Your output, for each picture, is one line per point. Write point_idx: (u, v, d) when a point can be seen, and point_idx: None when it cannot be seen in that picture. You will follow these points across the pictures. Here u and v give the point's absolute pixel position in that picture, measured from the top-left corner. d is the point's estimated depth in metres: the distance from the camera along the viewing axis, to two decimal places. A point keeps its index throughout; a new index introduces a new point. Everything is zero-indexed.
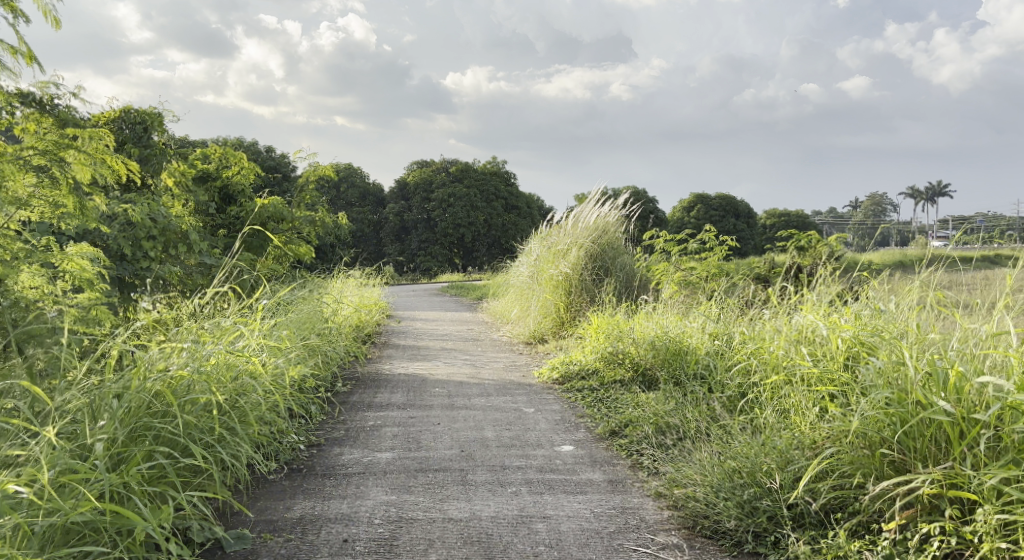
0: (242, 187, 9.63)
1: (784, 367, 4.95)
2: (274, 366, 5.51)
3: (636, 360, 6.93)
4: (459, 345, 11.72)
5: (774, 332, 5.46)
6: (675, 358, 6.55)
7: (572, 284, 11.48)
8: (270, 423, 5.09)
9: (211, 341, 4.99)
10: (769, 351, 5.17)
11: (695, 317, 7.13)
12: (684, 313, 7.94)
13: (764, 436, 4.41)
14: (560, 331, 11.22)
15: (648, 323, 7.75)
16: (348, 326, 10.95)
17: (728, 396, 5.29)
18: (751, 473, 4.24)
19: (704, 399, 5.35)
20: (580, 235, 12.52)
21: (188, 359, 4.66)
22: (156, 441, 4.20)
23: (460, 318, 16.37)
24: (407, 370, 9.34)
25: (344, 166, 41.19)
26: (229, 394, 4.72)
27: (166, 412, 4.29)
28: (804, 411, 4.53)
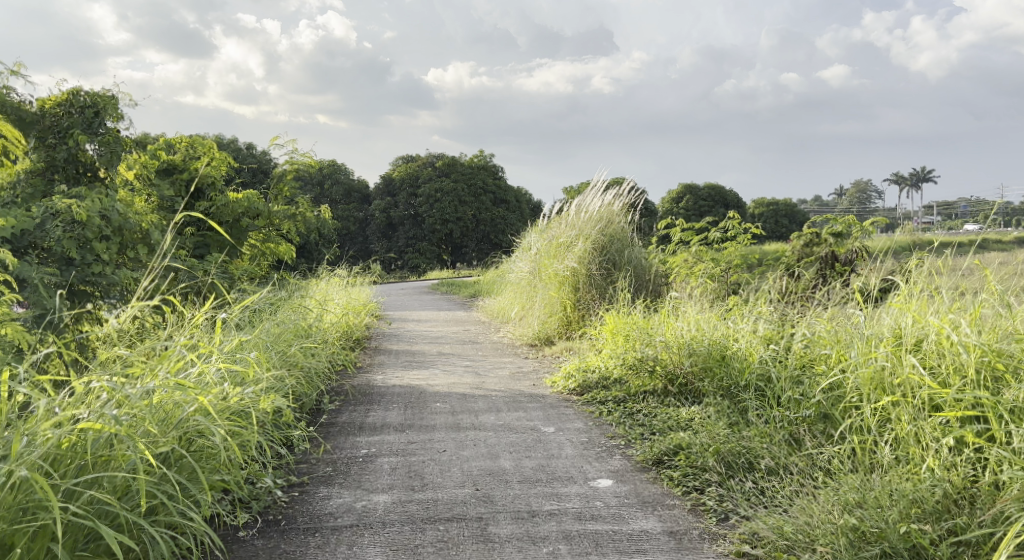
0: (212, 179, 8.65)
1: (892, 387, 4.11)
2: (240, 394, 4.55)
3: (669, 367, 5.99)
4: (457, 348, 10.75)
5: (857, 337, 4.58)
6: (719, 365, 5.61)
7: (579, 280, 10.54)
8: (237, 465, 4.16)
9: (149, 372, 4.03)
10: (859, 363, 4.28)
11: (735, 316, 6.19)
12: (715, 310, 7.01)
13: (896, 485, 3.60)
14: (570, 333, 10.28)
15: (676, 323, 6.81)
16: (335, 332, 9.97)
17: (800, 417, 4.39)
18: (885, 538, 3.44)
19: (776, 422, 4.44)
20: (584, 226, 11.57)
21: (115, 406, 3.75)
22: (55, 530, 3.40)
23: (455, 319, 15.37)
24: (401, 380, 8.38)
25: (328, 163, 40.12)
26: (171, 446, 3.81)
27: (70, 490, 3.46)
28: (937, 450, 3.71)
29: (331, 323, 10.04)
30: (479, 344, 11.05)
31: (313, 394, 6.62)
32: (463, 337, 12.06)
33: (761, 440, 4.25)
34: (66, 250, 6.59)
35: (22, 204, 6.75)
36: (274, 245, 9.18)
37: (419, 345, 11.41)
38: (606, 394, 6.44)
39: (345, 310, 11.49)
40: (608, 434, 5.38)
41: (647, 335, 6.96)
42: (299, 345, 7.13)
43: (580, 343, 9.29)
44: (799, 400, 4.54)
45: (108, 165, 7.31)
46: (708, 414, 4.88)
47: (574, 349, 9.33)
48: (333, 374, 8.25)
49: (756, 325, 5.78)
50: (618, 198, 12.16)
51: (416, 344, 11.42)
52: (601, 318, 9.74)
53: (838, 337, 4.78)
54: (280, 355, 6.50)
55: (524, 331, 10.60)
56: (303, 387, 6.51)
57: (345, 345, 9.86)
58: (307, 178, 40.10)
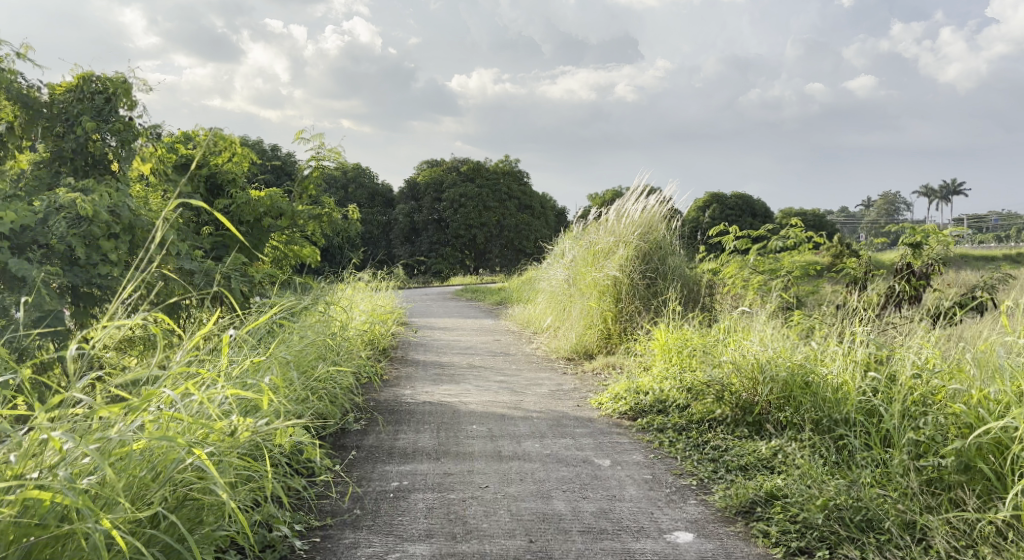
0: (233, 176, 8.06)
1: None
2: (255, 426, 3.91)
3: (741, 395, 5.29)
4: (489, 361, 10.05)
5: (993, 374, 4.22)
6: (803, 394, 4.92)
7: (621, 291, 9.83)
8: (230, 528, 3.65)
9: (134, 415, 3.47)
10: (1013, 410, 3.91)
11: (814, 338, 5.50)
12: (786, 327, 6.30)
13: None
14: (612, 348, 9.57)
15: (742, 341, 6.12)
16: (360, 343, 9.31)
17: (930, 465, 3.93)
18: None
19: (900, 470, 3.98)
20: (625, 231, 10.87)
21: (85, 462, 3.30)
22: None
23: (483, 328, 14.69)
24: (432, 396, 7.73)
25: (353, 166, 39.60)
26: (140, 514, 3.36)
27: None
28: None
29: (355, 334, 9.38)
30: (512, 357, 10.35)
31: (337, 414, 5.96)
32: (494, 349, 11.36)
33: (896, 501, 3.81)
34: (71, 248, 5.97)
35: (25, 198, 6.13)
36: (298, 247, 8.53)
37: (449, 356, 10.72)
38: (667, 425, 5.74)
39: (372, 318, 10.81)
40: (676, 474, 4.70)
41: (712, 356, 6.26)
42: (322, 359, 6.49)
43: (627, 361, 8.57)
44: (926, 444, 4.06)
45: (121, 157, 6.66)
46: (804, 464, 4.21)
47: (620, 367, 8.62)
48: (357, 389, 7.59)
49: (846, 351, 5.05)
50: (661, 203, 11.43)
51: (445, 355, 10.74)
52: (648, 333, 9.02)
53: (964, 369, 4.37)
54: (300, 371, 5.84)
55: (561, 345, 9.90)
56: (326, 407, 5.85)
57: (372, 358, 9.20)
58: (331, 181, 39.61)
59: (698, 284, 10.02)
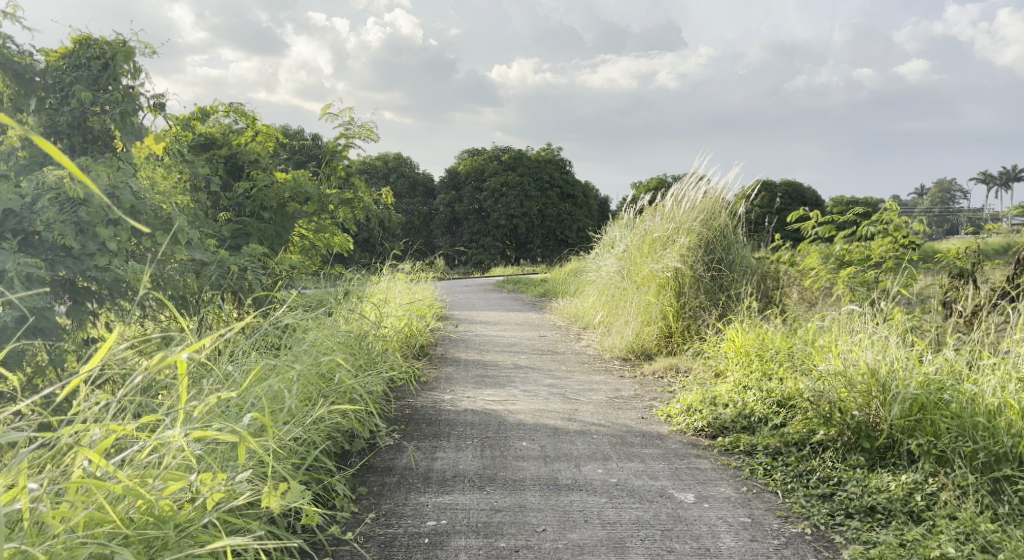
0: (256, 155, 7.04)
1: None
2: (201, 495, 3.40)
3: (855, 415, 4.41)
4: (536, 361, 9.14)
5: None
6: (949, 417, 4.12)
7: (683, 283, 8.86)
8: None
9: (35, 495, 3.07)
10: None
11: (942, 352, 4.60)
12: (894, 330, 5.36)
13: None
14: (674, 349, 8.61)
15: (842, 347, 5.17)
16: (393, 342, 8.44)
17: None
18: None
19: None
20: (685, 217, 9.90)
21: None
22: None
23: (527, 323, 13.77)
24: (474, 403, 6.84)
25: (393, 155, 38.80)
26: None
27: None
28: None
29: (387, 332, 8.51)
30: (562, 357, 9.42)
31: (364, 432, 5.07)
32: (542, 346, 10.44)
33: None
34: (62, 237, 5.05)
35: (11, 180, 5.24)
36: (327, 237, 7.65)
37: (492, 355, 9.82)
38: (757, 448, 4.79)
39: (409, 314, 9.92)
40: (782, 518, 3.80)
41: (811, 367, 5.33)
42: (348, 366, 5.62)
43: (695, 366, 7.61)
44: None
45: (126, 132, 5.67)
46: (973, 525, 3.53)
47: (686, 371, 7.66)
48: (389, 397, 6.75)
49: (999, 366, 4.39)
50: (724, 187, 10.42)
51: (488, 354, 9.83)
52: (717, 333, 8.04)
53: None
54: (322, 383, 4.93)
55: (616, 344, 8.95)
56: (351, 424, 4.96)
57: (406, 358, 8.34)
58: (370, 170, 38.87)
59: (768, 277, 9.03)
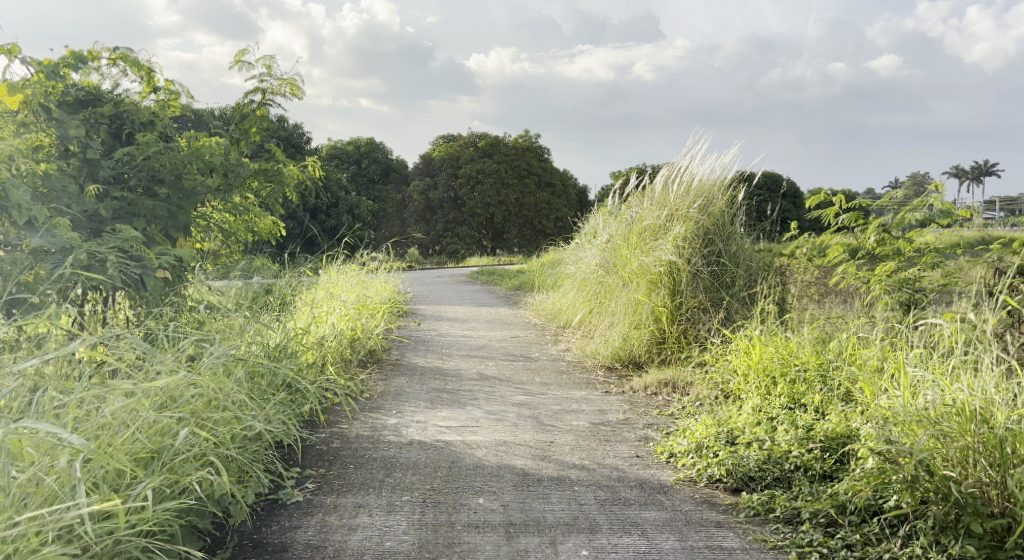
0: (146, 114, 5.75)
1: None
2: None
3: (963, 486, 3.36)
4: (505, 370, 7.74)
5: None
6: None
7: (678, 280, 7.53)
8: None
9: None
10: None
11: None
12: (961, 360, 4.20)
13: None
14: (670, 360, 7.29)
15: (906, 385, 3.90)
16: (330, 351, 6.97)
17: None
18: None
19: None
20: (678, 202, 8.56)
21: None
22: None
23: (500, 320, 12.37)
24: (425, 430, 5.44)
25: (365, 140, 37.20)
26: None
27: None
28: None
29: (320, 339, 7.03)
30: (536, 365, 8.02)
31: (240, 494, 3.75)
32: (513, 351, 9.03)
33: None
34: None
35: None
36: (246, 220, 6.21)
37: (455, 361, 8.41)
38: (801, 514, 3.62)
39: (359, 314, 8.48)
40: None
41: (872, 413, 3.98)
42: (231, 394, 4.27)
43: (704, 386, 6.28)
44: None
45: None
46: None
47: (688, 391, 6.33)
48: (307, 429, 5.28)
49: None
50: (721, 168, 9.08)
51: (450, 360, 8.42)
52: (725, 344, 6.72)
53: None
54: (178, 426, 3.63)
55: (599, 350, 7.60)
56: (220, 484, 3.65)
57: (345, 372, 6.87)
58: (341, 155, 37.24)
59: (776, 274, 7.72)
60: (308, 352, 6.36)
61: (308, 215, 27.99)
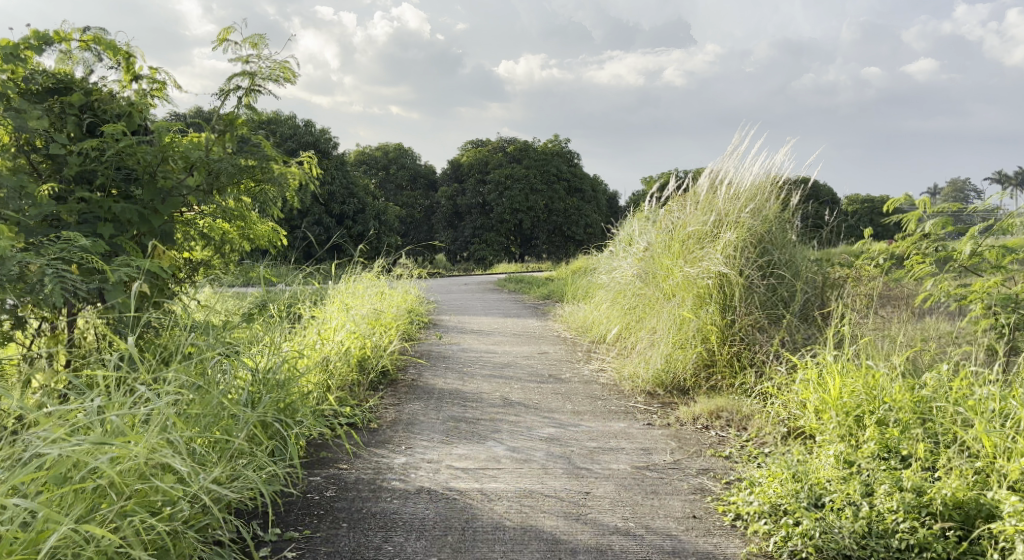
0: (121, 106, 4.85)
1: None
2: None
3: None
4: (532, 394, 6.88)
5: None
6: None
7: (730, 295, 6.64)
8: None
9: None
10: None
11: None
12: None
13: None
14: (721, 387, 6.41)
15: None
16: (334, 375, 6.17)
17: None
18: None
19: None
20: (727, 205, 7.68)
21: None
22: None
23: (527, 333, 11.51)
24: (437, 474, 4.61)
25: (393, 145, 36.52)
26: None
27: None
28: None
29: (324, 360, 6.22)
30: (568, 388, 7.17)
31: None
32: (542, 370, 8.18)
33: None
34: None
35: None
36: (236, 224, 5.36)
37: (477, 382, 7.58)
38: None
39: (371, 329, 7.68)
40: None
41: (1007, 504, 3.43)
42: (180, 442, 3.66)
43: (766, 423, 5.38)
44: None
45: None
46: None
47: (746, 427, 5.44)
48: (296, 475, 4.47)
49: None
50: (773, 167, 8.17)
51: (472, 381, 7.59)
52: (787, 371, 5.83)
53: None
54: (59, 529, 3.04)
55: (640, 375, 6.72)
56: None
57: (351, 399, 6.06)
58: (369, 160, 36.61)
59: (838, 289, 6.85)
60: (306, 378, 5.56)
61: (333, 221, 27.32)
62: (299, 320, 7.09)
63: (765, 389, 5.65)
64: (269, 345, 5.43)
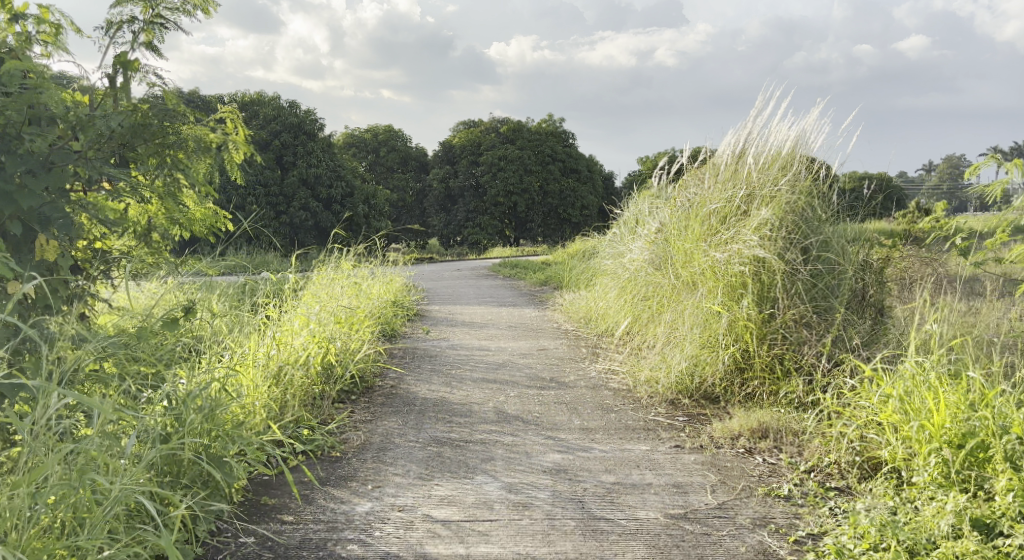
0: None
1: None
2: None
3: None
4: (533, 405, 5.78)
5: None
6: None
7: (769, 285, 5.55)
8: None
9: None
10: None
11: None
12: None
13: None
14: (761, 396, 5.31)
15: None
16: (286, 393, 5.04)
17: None
18: None
19: None
20: (758, 179, 6.57)
21: None
22: None
23: (523, 325, 10.41)
24: (413, 531, 3.54)
25: (383, 127, 35.19)
26: None
27: None
28: None
29: (272, 375, 5.09)
30: (574, 397, 6.07)
31: None
32: (542, 372, 7.08)
33: None
34: None
35: None
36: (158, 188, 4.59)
37: (466, 389, 6.47)
38: None
39: (340, 328, 6.54)
40: None
41: None
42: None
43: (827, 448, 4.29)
44: None
45: None
46: None
47: (800, 453, 4.36)
48: (215, 541, 3.41)
49: None
50: (808, 127, 7.05)
51: (461, 388, 6.47)
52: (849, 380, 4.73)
53: None
54: None
55: (661, 382, 5.62)
56: None
57: (305, 422, 4.93)
58: (357, 142, 35.31)
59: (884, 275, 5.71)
60: (253, 398, 4.49)
61: (321, 206, 26.09)
62: (250, 322, 5.96)
63: (823, 408, 4.56)
64: (200, 362, 4.34)
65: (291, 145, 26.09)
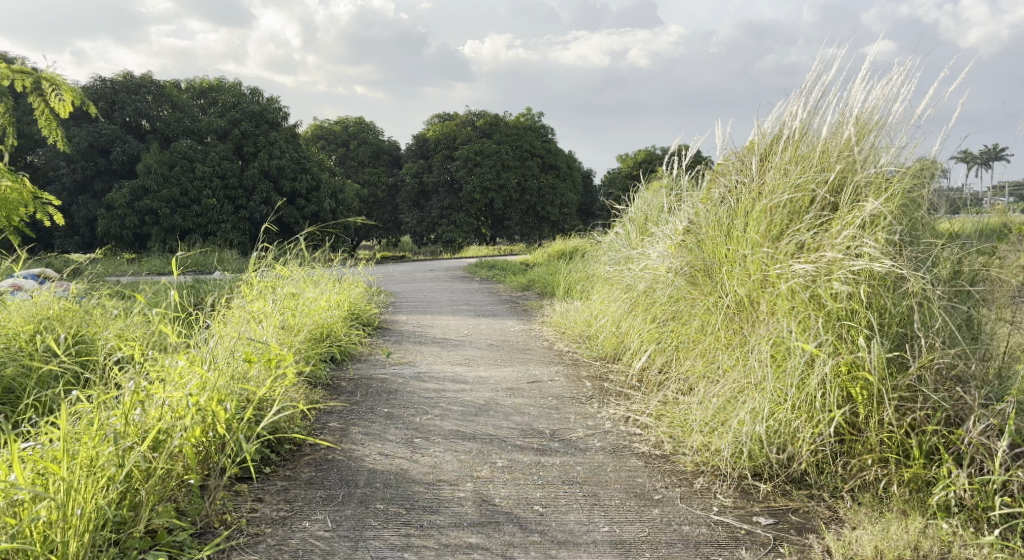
0: None
1: None
2: None
3: None
4: (533, 492, 3.89)
5: None
6: None
7: (889, 317, 3.68)
8: None
9: None
10: None
11: None
12: None
13: None
14: (888, 486, 3.51)
15: None
16: (124, 503, 3.30)
17: None
18: None
19: None
20: (844, 160, 4.66)
21: None
22: None
23: (506, 343, 8.50)
24: None
25: (353, 118, 33.00)
26: None
27: None
28: None
29: (110, 469, 3.29)
30: (591, 472, 4.19)
31: None
32: (538, 424, 5.17)
33: None
34: None
35: None
36: None
37: (434, 456, 4.56)
38: None
39: (250, 370, 4.60)
40: None
41: None
42: None
43: None
44: None
45: None
46: None
47: None
48: None
49: None
50: (887, 95, 4.77)
51: (426, 454, 4.55)
52: None
53: None
54: None
55: (726, 457, 3.78)
56: None
57: (156, 547, 3.23)
58: (326, 135, 33.19)
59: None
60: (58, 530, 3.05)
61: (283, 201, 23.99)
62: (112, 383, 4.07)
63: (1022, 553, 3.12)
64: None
65: (252, 135, 23.93)
